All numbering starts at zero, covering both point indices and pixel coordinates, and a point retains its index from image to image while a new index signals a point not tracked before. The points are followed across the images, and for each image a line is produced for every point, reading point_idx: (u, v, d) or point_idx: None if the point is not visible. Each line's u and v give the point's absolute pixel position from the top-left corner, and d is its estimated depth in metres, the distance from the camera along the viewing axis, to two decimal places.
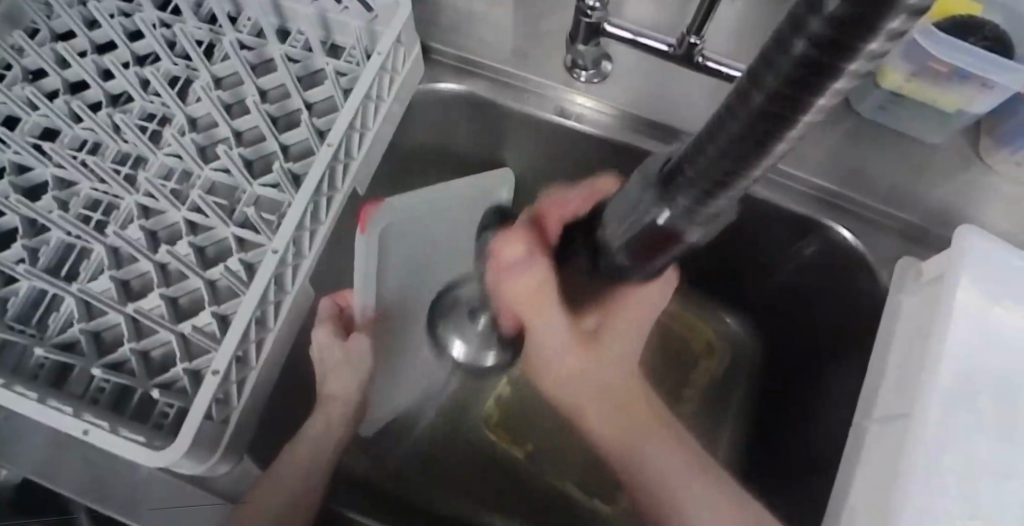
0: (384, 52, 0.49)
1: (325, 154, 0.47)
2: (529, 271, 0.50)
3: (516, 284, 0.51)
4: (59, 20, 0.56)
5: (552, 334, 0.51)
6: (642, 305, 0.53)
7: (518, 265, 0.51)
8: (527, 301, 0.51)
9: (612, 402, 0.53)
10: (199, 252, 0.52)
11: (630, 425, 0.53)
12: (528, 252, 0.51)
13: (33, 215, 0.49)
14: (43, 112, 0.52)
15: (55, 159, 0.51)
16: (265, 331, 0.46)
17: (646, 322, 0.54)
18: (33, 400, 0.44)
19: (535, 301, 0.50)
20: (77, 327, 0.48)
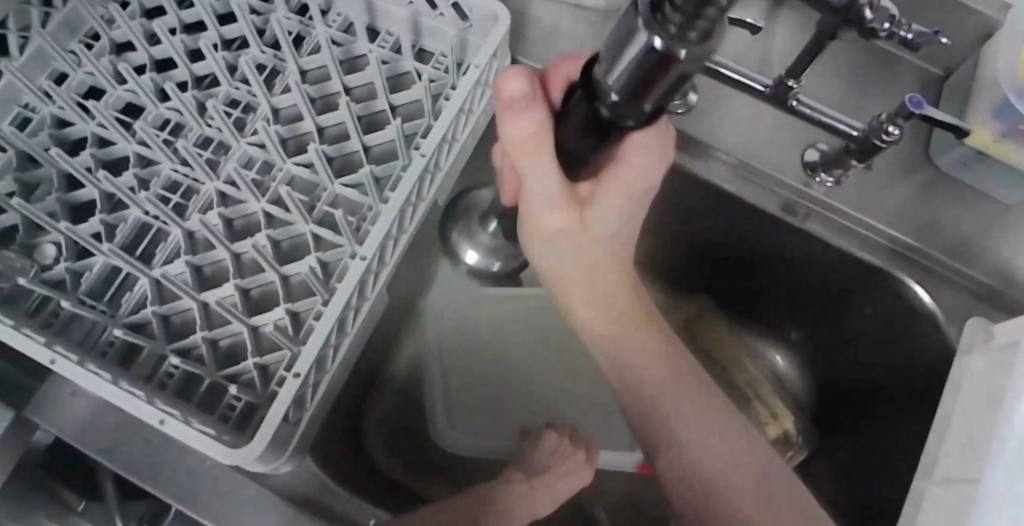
0: (480, 66, 0.50)
1: (418, 164, 0.47)
2: (530, 113, 0.42)
3: (511, 128, 0.43)
4: None
5: (540, 182, 0.45)
6: (635, 179, 0.47)
7: (521, 102, 0.42)
8: (525, 144, 0.43)
9: (617, 319, 0.56)
10: (275, 245, 0.52)
11: (618, 328, 0.56)
12: (527, 96, 0.42)
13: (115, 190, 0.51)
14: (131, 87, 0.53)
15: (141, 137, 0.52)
16: (343, 336, 0.46)
17: (647, 188, 0.48)
18: (107, 381, 0.44)
19: (534, 148, 0.43)
20: (150, 310, 0.49)
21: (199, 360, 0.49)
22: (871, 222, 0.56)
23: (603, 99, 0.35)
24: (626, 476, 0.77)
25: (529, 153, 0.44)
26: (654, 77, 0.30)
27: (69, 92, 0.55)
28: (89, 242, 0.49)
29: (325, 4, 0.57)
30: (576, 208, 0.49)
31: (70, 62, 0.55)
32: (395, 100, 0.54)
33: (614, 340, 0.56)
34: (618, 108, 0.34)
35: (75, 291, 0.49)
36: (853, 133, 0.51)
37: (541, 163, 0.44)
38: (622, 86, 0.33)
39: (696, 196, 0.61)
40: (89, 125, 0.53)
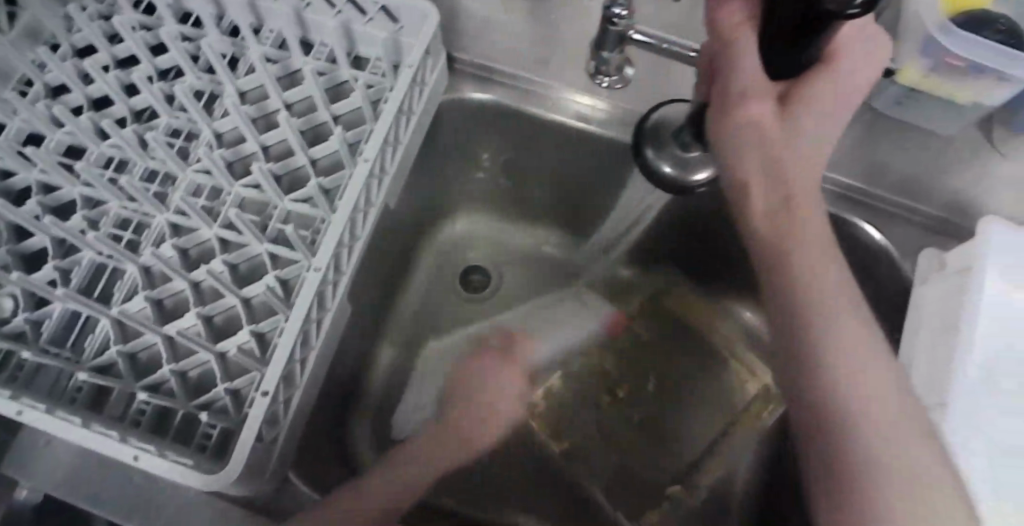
0: (414, 65, 0.50)
1: (362, 170, 0.47)
2: (736, 3, 0.42)
3: (739, 70, 0.42)
4: (79, 34, 0.56)
5: (755, 112, 0.42)
6: (854, 78, 0.44)
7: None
8: (733, 81, 0.42)
9: (771, 240, 0.43)
10: (233, 269, 0.52)
11: (792, 238, 0.42)
12: (744, 17, 0.42)
13: (63, 234, 0.49)
14: (70, 130, 0.52)
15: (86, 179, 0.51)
16: (309, 350, 0.47)
17: (851, 98, 0.44)
18: (78, 426, 0.44)
19: (744, 82, 0.42)
20: (113, 350, 0.48)
21: (169, 393, 0.49)
22: (817, 168, 0.56)
23: (843, 4, 0.33)
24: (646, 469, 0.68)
25: (737, 63, 0.42)
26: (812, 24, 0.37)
27: (7, 141, 0.53)
28: (43, 288, 0.48)
29: (256, 23, 0.57)
30: (781, 118, 0.42)
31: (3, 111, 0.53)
32: (336, 110, 0.54)
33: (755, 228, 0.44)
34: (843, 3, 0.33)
35: (35, 341, 0.48)
36: None
37: (746, 55, 0.42)
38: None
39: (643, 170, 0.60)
40: (31, 173, 0.52)
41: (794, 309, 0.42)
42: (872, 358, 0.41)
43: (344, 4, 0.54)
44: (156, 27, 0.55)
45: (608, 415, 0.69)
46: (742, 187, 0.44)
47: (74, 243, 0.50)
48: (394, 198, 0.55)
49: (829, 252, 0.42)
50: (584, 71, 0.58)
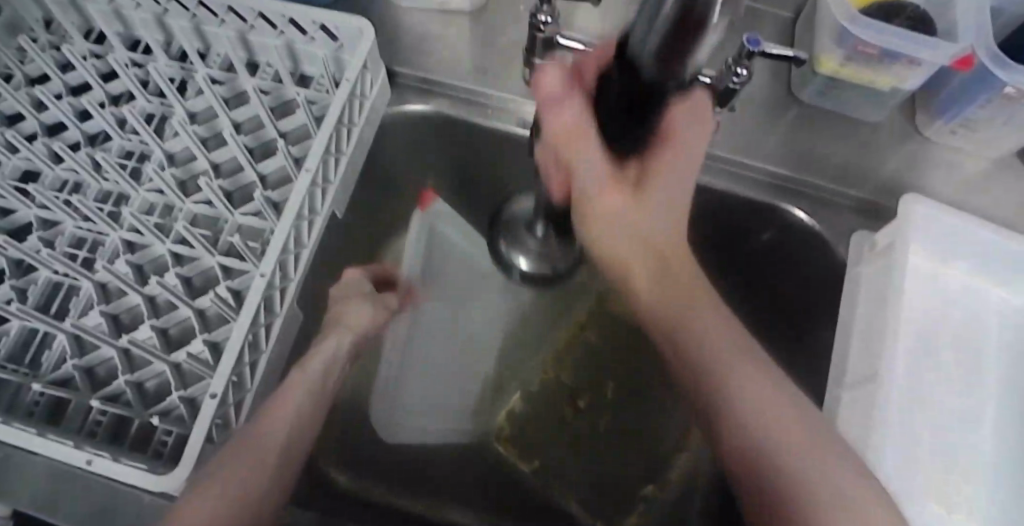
0: (352, 79, 0.53)
1: (304, 179, 0.50)
2: (566, 109, 0.43)
3: (554, 124, 0.44)
4: (32, 64, 0.59)
5: (587, 163, 0.44)
6: (692, 151, 0.45)
7: (556, 100, 0.44)
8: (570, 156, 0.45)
9: (665, 286, 0.48)
10: (187, 282, 0.53)
11: (678, 295, 0.47)
12: (565, 87, 0.43)
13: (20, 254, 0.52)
14: (25, 155, 0.55)
15: (40, 201, 0.54)
16: (258, 354, 0.48)
17: (698, 168, 0.47)
18: (35, 434, 0.46)
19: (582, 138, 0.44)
20: (70, 364, 0.50)
21: (127, 403, 0.51)
22: (746, 159, 0.58)
23: (643, 71, 0.39)
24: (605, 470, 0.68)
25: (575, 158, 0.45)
26: (676, 39, 0.35)
27: None
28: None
29: (203, 47, 0.60)
30: (632, 193, 0.45)
31: None
32: (283, 126, 0.57)
33: (638, 275, 0.48)
34: (658, 75, 0.39)
35: None
36: (707, 81, 0.53)
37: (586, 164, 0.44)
38: (657, 51, 0.37)
39: None
40: None
41: (677, 330, 0.47)
42: (760, 379, 0.46)
43: (285, 25, 0.57)
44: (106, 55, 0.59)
45: (578, 425, 0.69)
46: (618, 261, 0.48)
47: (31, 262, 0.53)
48: (342, 207, 0.57)
49: (746, 357, 0.47)
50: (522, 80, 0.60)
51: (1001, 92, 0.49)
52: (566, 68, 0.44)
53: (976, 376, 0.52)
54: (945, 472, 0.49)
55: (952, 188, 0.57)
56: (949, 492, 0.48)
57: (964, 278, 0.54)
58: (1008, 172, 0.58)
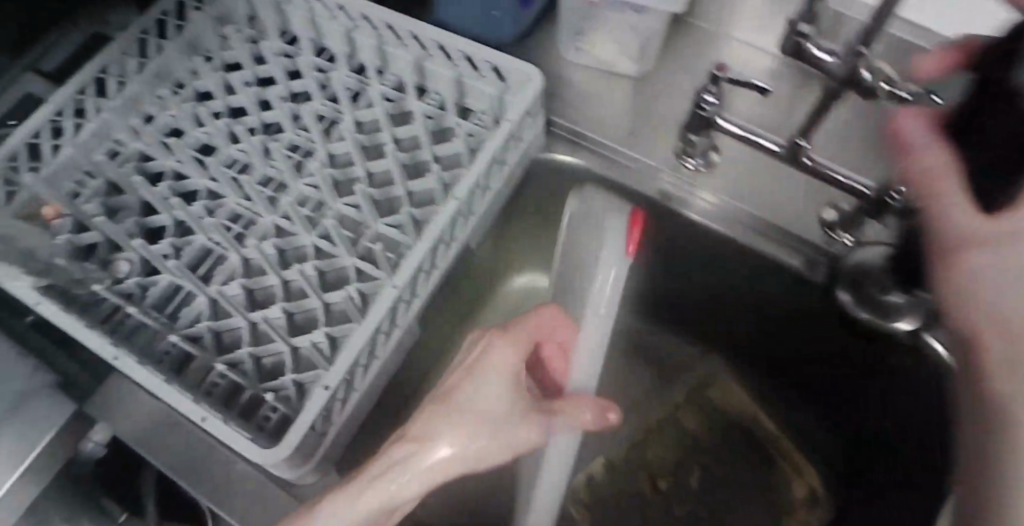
0: (514, 121, 0.56)
1: (452, 205, 0.52)
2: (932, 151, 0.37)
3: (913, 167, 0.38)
4: (231, 52, 0.65)
5: (956, 208, 0.35)
6: None
7: (921, 140, 0.38)
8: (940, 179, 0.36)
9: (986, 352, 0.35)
10: (320, 275, 0.57)
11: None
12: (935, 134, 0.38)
13: (186, 216, 0.58)
14: (208, 131, 0.61)
15: (212, 173, 0.59)
16: (373, 358, 0.50)
17: None
18: (161, 380, 0.49)
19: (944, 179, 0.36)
20: (203, 324, 0.54)
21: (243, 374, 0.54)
22: None
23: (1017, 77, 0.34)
24: None
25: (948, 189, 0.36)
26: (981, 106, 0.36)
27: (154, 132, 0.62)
28: (160, 259, 0.56)
29: (382, 66, 0.64)
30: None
31: (157, 106, 0.62)
32: (437, 151, 0.60)
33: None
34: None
35: (142, 303, 0.55)
36: (865, 190, 0.53)
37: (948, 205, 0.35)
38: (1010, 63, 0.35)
39: (715, 253, 0.62)
40: (168, 161, 0.60)
41: (1000, 411, 0.32)
42: None
43: (460, 60, 0.60)
44: (296, 56, 0.65)
45: (653, 508, 0.66)
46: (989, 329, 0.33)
47: (192, 226, 0.58)
48: (475, 238, 0.59)
49: None
50: (672, 153, 0.62)
51: None
52: (925, 112, 0.39)
53: None
54: None
55: None
56: None
57: None
58: None
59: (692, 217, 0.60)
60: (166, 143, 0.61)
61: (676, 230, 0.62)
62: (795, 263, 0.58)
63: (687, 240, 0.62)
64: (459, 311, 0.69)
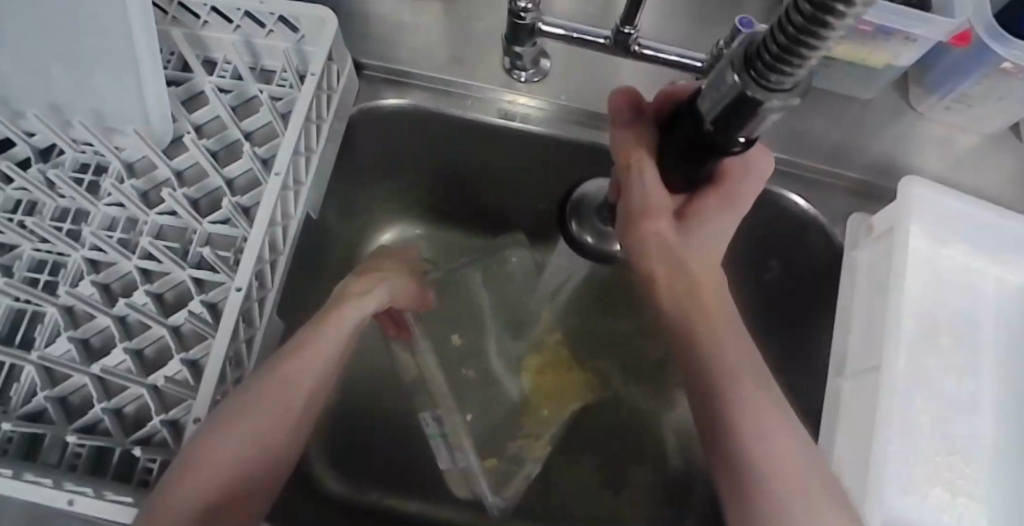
0: (318, 73, 0.51)
1: (274, 185, 0.47)
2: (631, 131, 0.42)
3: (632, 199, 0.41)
4: (40, 135, 0.53)
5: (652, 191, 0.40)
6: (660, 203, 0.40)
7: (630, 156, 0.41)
8: (632, 149, 0.41)
9: (680, 303, 0.41)
10: (157, 299, 0.50)
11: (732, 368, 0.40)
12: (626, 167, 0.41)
13: (24, 295, 0.46)
14: (23, 185, 0.50)
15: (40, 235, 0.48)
16: (242, 371, 0.46)
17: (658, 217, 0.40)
18: (7, 477, 0.42)
19: (632, 154, 0.41)
20: (41, 396, 0.46)
21: (106, 432, 0.47)
22: None
23: None
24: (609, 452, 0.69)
25: (629, 163, 0.41)
26: None
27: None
28: (16, 354, 0.45)
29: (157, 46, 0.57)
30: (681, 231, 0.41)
31: None
32: (247, 126, 0.54)
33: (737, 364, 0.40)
34: None
35: (10, 411, 0.46)
36: (698, 64, 0.51)
37: (641, 170, 0.40)
38: None
39: (565, 159, 0.60)
40: (30, 251, 0.49)
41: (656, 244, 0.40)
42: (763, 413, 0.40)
43: (242, 20, 0.55)
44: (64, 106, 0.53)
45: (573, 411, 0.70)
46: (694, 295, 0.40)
47: (35, 301, 0.48)
48: (316, 208, 0.55)
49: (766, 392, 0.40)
50: (500, 68, 0.58)
51: (998, 67, 0.49)
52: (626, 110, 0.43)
53: (982, 353, 0.50)
54: (947, 462, 0.47)
55: (942, 162, 0.56)
56: (949, 476, 0.47)
57: (976, 263, 0.53)
58: (1000, 146, 0.57)
59: (539, 130, 0.58)
60: (18, 221, 0.50)
61: (524, 147, 0.60)
62: (579, 132, 0.58)
63: (532, 152, 0.60)
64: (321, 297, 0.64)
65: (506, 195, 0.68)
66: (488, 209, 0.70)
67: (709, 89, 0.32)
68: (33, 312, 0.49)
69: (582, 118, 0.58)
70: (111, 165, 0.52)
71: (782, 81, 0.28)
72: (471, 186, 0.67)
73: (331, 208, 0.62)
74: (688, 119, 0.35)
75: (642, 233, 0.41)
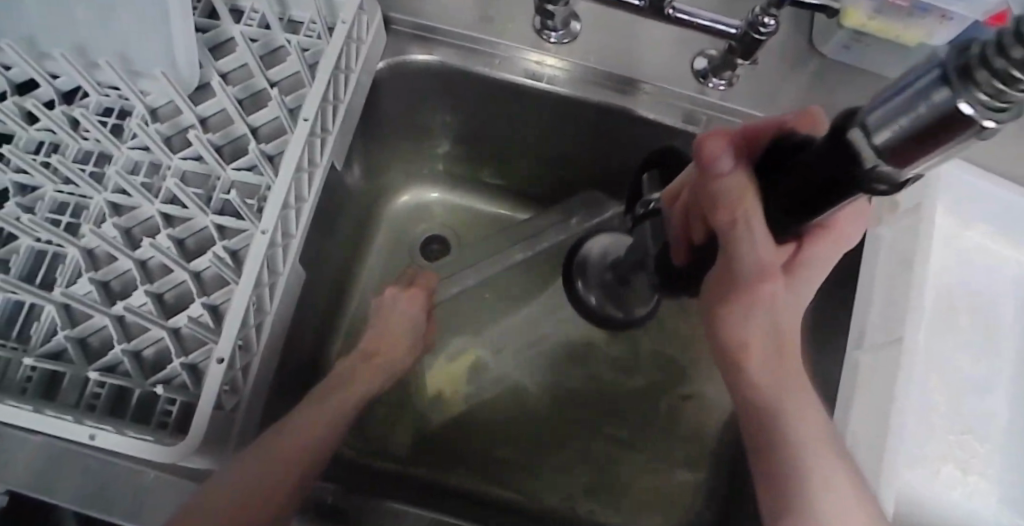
0: (348, 21, 0.50)
1: (303, 130, 0.47)
2: (727, 178, 0.36)
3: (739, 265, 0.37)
4: (64, 77, 0.51)
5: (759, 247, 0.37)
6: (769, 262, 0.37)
7: (737, 215, 0.36)
8: (741, 199, 0.36)
9: (774, 381, 0.41)
10: (179, 244, 0.50)
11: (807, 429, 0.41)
12: (730, 223, 0.37)
13: (47, 234, 0.46)
14: (46, 124, 0.49)
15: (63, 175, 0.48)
16: (264, 316, 0.46)
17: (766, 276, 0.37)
18: (29, 412, 0.42)
19: (741, 207, 0.36)
20: (61, 336, 0.45)
21: (125, 375, 0.47)
22: (767, 115, 0.56)
23: None
24: (618, 421, 0.70)
25: (734, 219, 0.36)
26: None
27: (21, 152, 0.50)
28: (39, 292, 0.44)
29: None
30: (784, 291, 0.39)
31: (18, 123, 0.49)
32: (273, 76, 0.53)
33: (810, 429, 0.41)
34: None
35: (30, 349, 0.45)
36: (732, 30, 0.51)
37: (751, 221, 0.36)
38: None
39: (590, 123, 0.60)
40: (51, 192, 0.49)
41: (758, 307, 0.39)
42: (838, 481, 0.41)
43: None
44: (87, 49, 0.52)
45: (584, 379, 0.71)
46: (786, 364, 0.41)
47: (57, 240, 0.47)
48: (340, 162, 0.55)
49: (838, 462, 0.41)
50: (530, 28, 0.57)
51: None
52: (718, 146, 0.38)
53: (998, 334, 0.51)
54: (959, 441, 0.48)
55: None
56: (961, 454, 0.48)
57: (996, 245, 0.53)
58: None
59: (566, 91, 0.57)
60: (41, 162, 0.50)
61: (550, 109, 0.59)
62: (608, 96, 0.57)
63: (558, 115, 0.60)
64: (338, 258, 0.64)
65: (527, 161, 0.67)
66: (509, 175, 0.70)
67: (884, 105, 0.27)
68: (57, 253, 0.48)
69: (613, 82, 0.57)
70: (135, 108, 0.51)
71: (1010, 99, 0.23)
72: (493, 150, 0.67)
73: (354, 165, 0.61)
74: (817, 165, 0.31)
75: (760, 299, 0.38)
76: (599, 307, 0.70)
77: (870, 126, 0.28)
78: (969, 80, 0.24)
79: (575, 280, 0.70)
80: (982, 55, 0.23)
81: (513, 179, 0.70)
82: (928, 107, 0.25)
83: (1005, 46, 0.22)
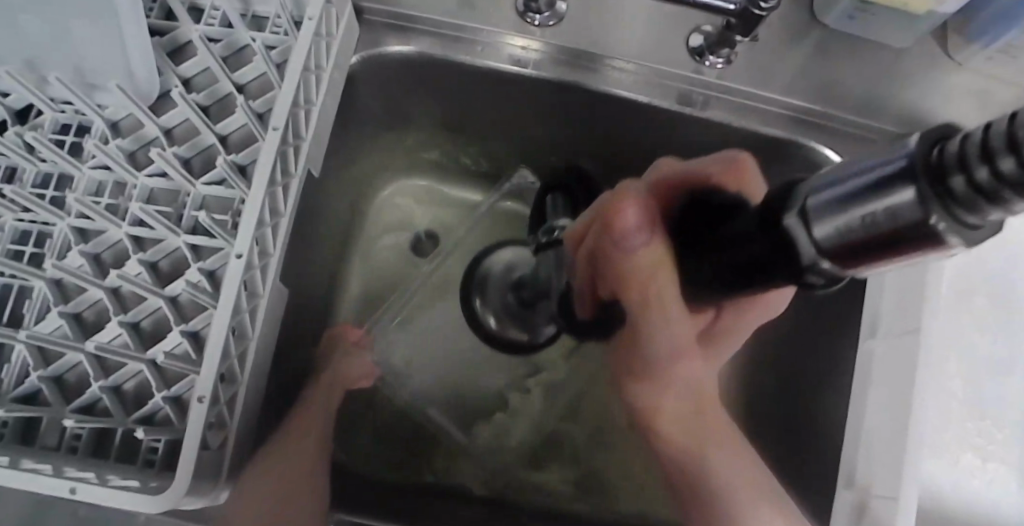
0: (315, 17, 0.46)
1: (274, 142, 0.44)
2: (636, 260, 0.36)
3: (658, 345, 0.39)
4: (14, 94, 0.48)
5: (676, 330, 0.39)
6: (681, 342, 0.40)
7: (657, 300, 0.37)
8: (655, 283, 0.36)
9: (693, 419, 0.46)
10: (153, 268, 0.47)
11: (717, 440, 0.48)
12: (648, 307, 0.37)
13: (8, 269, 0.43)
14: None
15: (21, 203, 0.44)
16: (246, 343, 0.44)
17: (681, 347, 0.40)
18: (4, 465, 0.39)
19: (654, 289, 0.37)
20: (34, 377, 0.43)
21: (106, 411, 0.44)
22: (768, 93, 0.53)
23: None
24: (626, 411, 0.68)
25: (650, 300, 0.37)
26: None
27: None
28: (5, 333, 0.41)
29: None
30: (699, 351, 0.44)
31: None
32: (239, 78, 0.49)
33: (722, 449, 0.48)
34: None
35: (2, 392, 0.43)
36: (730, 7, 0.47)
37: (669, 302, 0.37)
38: None
39: (580, 107, 0.56)
40: (10, 221, 0.45)
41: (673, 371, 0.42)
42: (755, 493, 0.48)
43: None
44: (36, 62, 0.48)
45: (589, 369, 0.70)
46: (699, 404, 0.46)
47: (21, 274, 0.44)
48: (318, 167, 0.52)
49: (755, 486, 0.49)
50: (512, 11, 0.53)
51: None
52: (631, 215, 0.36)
53: (1013, 315, 0.50)
54: (978, 429, 0.47)
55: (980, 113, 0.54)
56: (980, 442, 0.47)
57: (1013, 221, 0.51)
58: None
59: (551, 77, 0.54)
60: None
61: (539, 96, 0.56)
62: (600, 80, 0.54)
63: (546, 101, 0.56)
64: (323, 263, 0.62)
65: (515, 150, 0.64)
66: (498, 163, 0.67)
67: (830, 195, 0.25)
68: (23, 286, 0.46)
69: (603, 64, 0.54)
70: (94, 124, 0.48)
71: (987, 216, 0.20)
72: (478, 138, 0.64)
73: (334, 167, 0.58)
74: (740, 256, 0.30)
75: (669, 369, 0.42)
76: (497, 329, 0.68)
77: (812, 216, 0.26)
78: (939, 186, 0.20)
79: (473, 296, 0.68)
80: (958, 157, 0.20)
81: (501, 168, 0.67)
82: (884, 206, 0.22)
83: (989, 149, 0.18)
